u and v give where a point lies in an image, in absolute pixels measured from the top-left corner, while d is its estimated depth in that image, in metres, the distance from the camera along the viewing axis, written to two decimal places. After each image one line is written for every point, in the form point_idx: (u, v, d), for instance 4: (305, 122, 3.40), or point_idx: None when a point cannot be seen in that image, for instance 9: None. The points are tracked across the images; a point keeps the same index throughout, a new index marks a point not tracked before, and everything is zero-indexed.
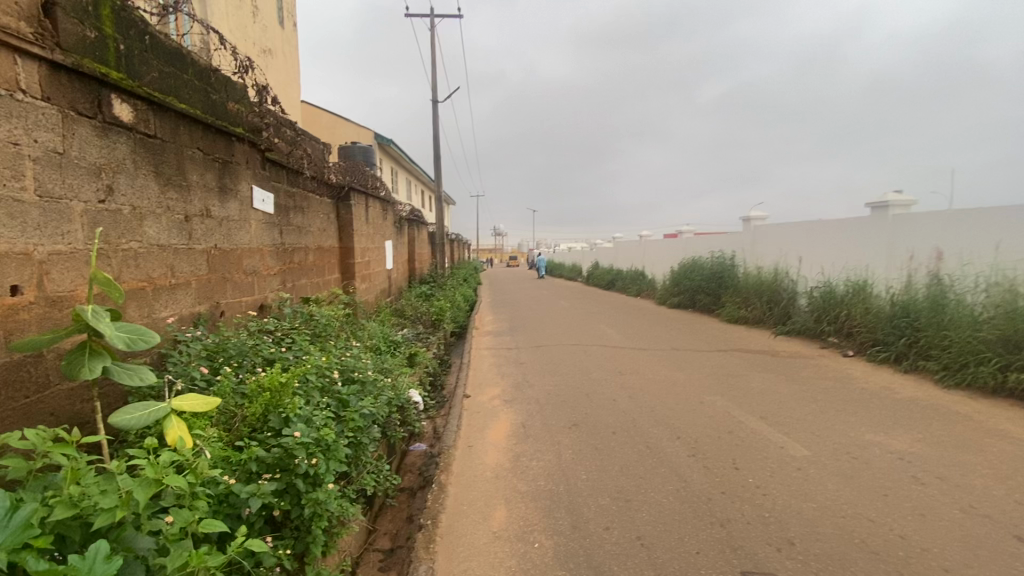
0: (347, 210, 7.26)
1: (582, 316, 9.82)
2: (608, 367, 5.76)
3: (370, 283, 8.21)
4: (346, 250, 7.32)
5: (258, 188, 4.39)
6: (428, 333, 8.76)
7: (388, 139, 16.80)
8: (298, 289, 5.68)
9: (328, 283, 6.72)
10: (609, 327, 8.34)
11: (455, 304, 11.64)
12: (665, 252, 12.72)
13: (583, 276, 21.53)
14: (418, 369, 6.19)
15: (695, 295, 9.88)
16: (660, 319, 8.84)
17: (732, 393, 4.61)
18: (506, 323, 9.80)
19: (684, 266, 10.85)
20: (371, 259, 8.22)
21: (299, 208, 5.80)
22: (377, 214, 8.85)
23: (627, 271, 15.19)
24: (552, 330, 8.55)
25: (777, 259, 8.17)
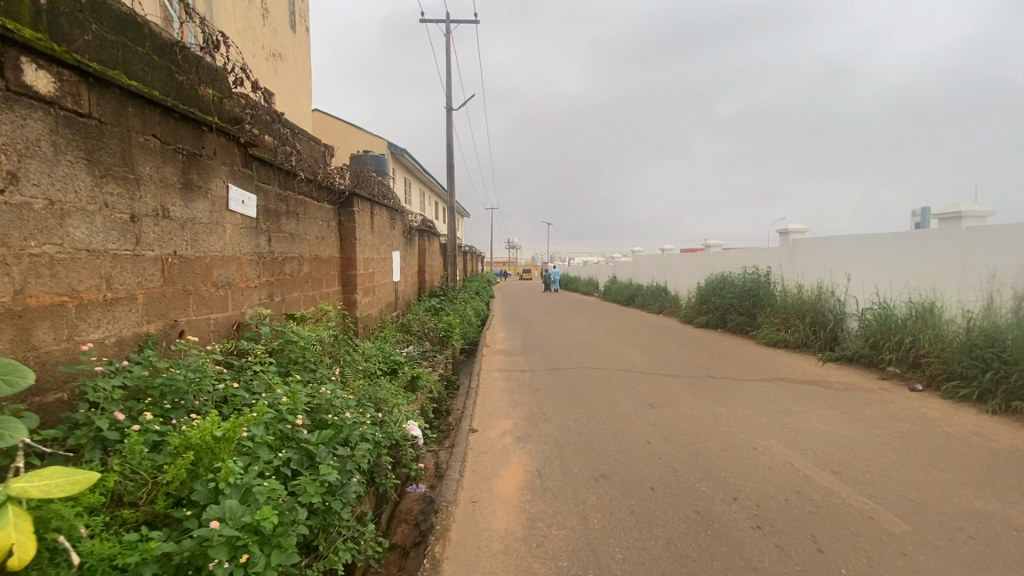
0: (349, 217, 6.68)
1: (603, 335, 9.09)
2: (636, 398, 5.06)
3: (374, 296, 7.60)
4: (348, 261, 6.73)
5: (236, 188, 3.81)
6: (435, 352, 8.13)
7: (401, 148, 16.36)
8: (288, 303, 5.07)
9: (325, 298, 6.12)
10: (633, 349, 7.61)
11: (466, 320, 10.99)
12: (690, 267, 11.97)
13: (600, 291, 20.80)
14: (420, 395, 5.52)
15: (726, 314, 9.11)
16: (689, 341, 8.10)
17: (789, 436, 3.89)
18: (521, 342, 9.13)
19: (712, 283, 10.08)
20: (376, 270, 7.63)
21: (292, 214, 5.22)
22: (385, 223, 8.28)
23: (648, 286, 14.45)
24: (570, 350, 7.86)
25: (821, 276, 7.41)
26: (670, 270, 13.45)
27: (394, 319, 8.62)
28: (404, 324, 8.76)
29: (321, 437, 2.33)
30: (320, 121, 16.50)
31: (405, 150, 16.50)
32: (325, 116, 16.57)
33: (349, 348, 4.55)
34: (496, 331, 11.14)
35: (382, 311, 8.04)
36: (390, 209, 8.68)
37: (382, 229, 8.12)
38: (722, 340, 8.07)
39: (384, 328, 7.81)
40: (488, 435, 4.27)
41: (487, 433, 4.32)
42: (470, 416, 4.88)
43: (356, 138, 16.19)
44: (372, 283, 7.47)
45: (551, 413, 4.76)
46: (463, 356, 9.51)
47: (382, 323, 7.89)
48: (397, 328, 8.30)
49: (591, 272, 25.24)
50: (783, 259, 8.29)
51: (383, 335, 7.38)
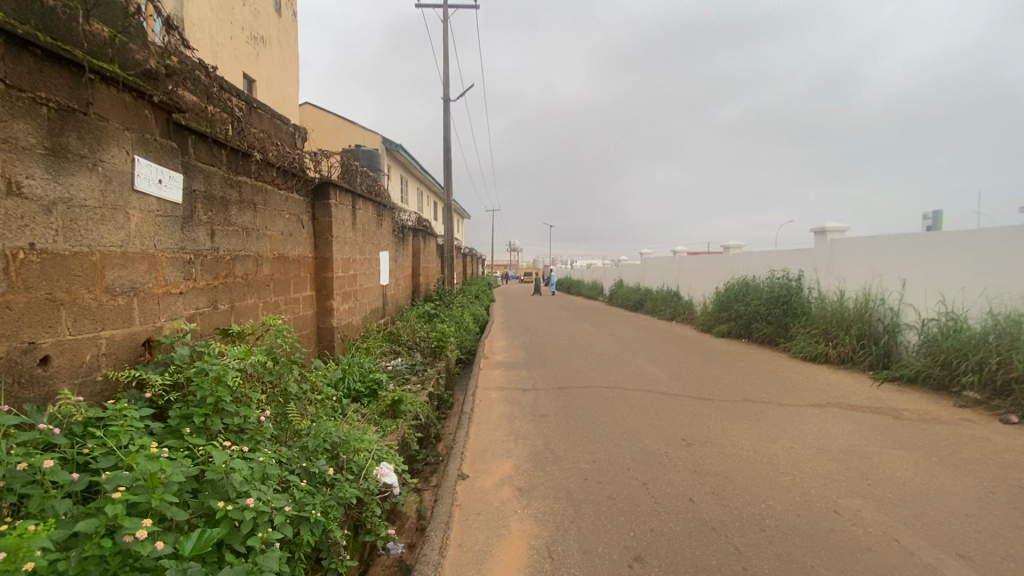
0: (324, 211, 5.77)
1: (614, 347, 8.16)
2: (664, 431, 4.14)
3: (356, 301, 6.68)
4: (323, 262, 5.82)
5: (151, 164, 2.90)
6: (425, 365, 7.20)
7: (396, 143, 15.44)
8: (236, 313, 4.16)
9: (292, 305, 5.21)
10: (651, 365, 6.68)
11: (463, 327, 10.07)
12: (707, 271, 11.04)
13: (605, 295, 19.86)
14: (402, 423, 4.59)
15: (751, 322, 8.18)
16: (713, 354, 7.17)
17: (875, 493, 2.97)
18: (522, 353, 8.21)
19: (734, 289, 9.13)
20: (358, 272, 6.71)
21: (246, 204, 4.32)
22: (371, 219, 7.36)
23: (658, 291, 13.52)
24: (578, 364, 6.93)
25: (865, 281, 6.49)
26: (682, 273, 12.53)
27: (380, 327, 7.69)
28: (392, 333, 7.83)
29: (199, 544, 1.43)
30: (312, 115, 15.63)
31: (400, 145, 15.60)
32: (317, 110, 15.68)
33: (307, 371, 3.63)
34: (496, 339, 10.22)
35: (365, 319, 7.11)
36: (378, 204, 7.76)
37: (368, 226, 7.22)
38: (751, 354, 7.13)
39: (367, 338, 6.88)
40: (481, 484, 3.34)
41: (481, 480, 3.41)
42: (461, 450, 3.96)
43: (349, 132, 15.31)
44: (353, 288, 6.56)
45: (562, 450, 3.84)
46: (458, 368, 8.59)
47: (364, 334, 6.96)
48: (383, 338, 7.39)
49: (595, 276, 24.27)
50: (818, 260, 7.34)
51: (365, 348, 6.46)
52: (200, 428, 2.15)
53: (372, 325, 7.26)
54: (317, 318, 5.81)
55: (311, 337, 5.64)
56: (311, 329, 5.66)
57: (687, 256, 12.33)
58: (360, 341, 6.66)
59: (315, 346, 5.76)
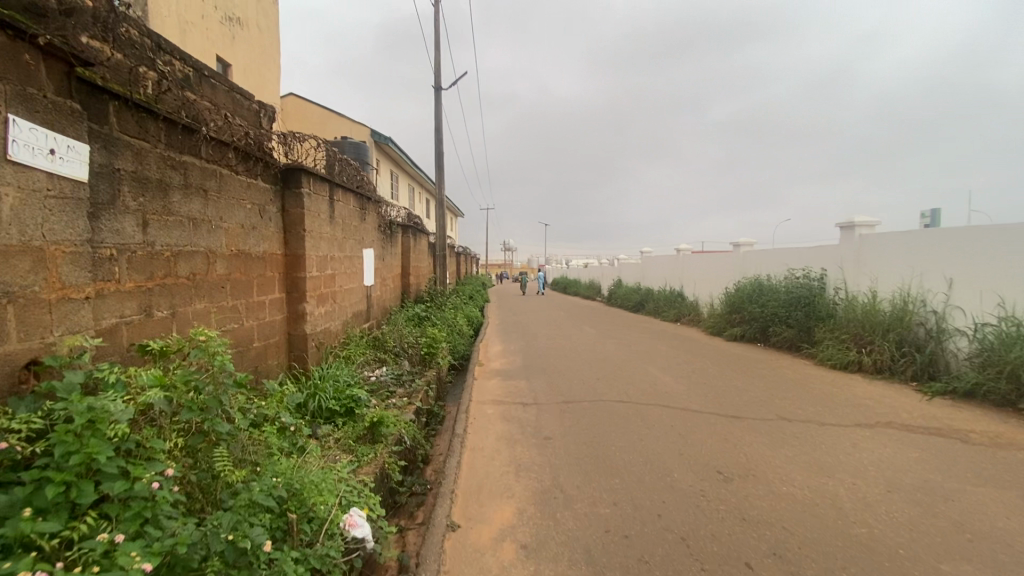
0: (295, 202, 5.06)
1: (619, 353, 7.50)
2: (694, 461, 3.47)
3: (335, 304, 5.96)
4: (295, 260, 5.10)
5: (38, 128, 2.20)
6: (414, 374, 6.51)
7: (385, 137, 14.69)
8: (179, 320, 3.45)
9: (254, 310, 4.49)
10: (664, 375, 6.03)
11: (455, 330, 9.38)
12: (714, 270, 10.41)
13: (602, 296, 19.21)
14: (382, 450, 3.90)
15: (769, 326, 7.54)
16: (730, 362, 6.52)
17: (982, 553, 2.33)
18: (521, 359, 7.53)
19: (747, 289, 8.50)
20: (337, 272, 6.01)
21: (194, 190, 3.62)
22: (353, 213, 6.65)
23: (661, 290, 12.89)
24: (582, 374, 6.27)
25: (900, 280, 5.88)
26: (687, 272, 11.91)
27: (363, 333, 6.96)
28: (376, 339, 7.10)
29: None
30: (297, 105, 14.86)
31: (389, 138, 14.88)
32: (302, 101, 14.92)
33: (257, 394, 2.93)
34: (491, 344, 9.54)
35: (345, 324, 6.38)
36: (361, 196, 7.05)
37: (350, 220, 6.50)
38: (771, 362, 6.49)
39: (347, 346, 6.17)
40: (476, 539, 2.65)
41: (478, 532, 2.73)
42: (451, 487, 3.26)
43: (335, 125, 14.57)
44: (331, 290, 5.84)
45: (575, 488, 3.16)
46: (450, 376, 7.89)
47: (343, 342, 6.22)
48: (366, 346, 6.66)
49: (592, 275, 23.63)
50: (845, 257, 6.70)
51: (344, 359, 5.73)
52: (60, 503, 1.47)
53: (353, 330, 6.53)
54: (286, 324, 5.10)
55: (279, 346, 4.92)
56: (279, 337, 4.95)
57: (692, 254, 11.71)
58: (338, 350, 5.93)
59: (284, 356, 5.04)
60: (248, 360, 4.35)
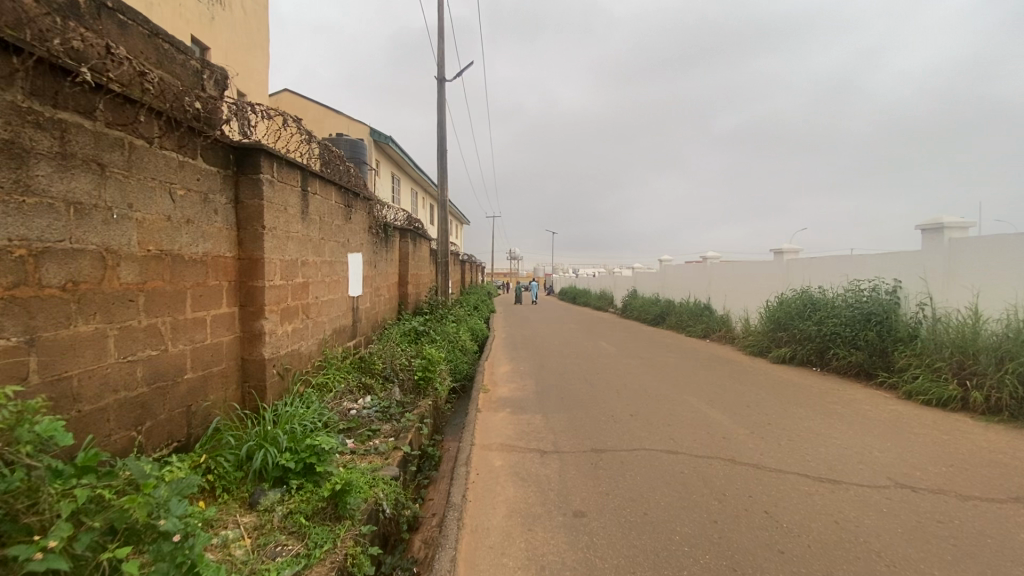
0: (252, 191, 3.97)
1: (650, 379, 6.35)
2: (806, 568, 2.33)
3: (307, 320, 4.84)
4: (251, 265, 4.00)
5: None
6: (405, 405, 5.38)
7: (386, 135, 13.67)
8: (43, 352, 2.35)
9: (187, 330, 3.39)
10: (713, 412, 4.86)
11: (457, 348, 8.23)
12: (750, 281, 9.25)
13: (615, 309, 18.03)
14: (346, 535, 2.75)
15: (828, 347, 6.37)
16: (791, 395, 5.36)
17: None
18: (534, 385, 6.40)
19: (796, 304, 7.33)
20: (312, 281, 4.91)
21: (78, 163, 2.53)
22: (336, 210, 5.57)
23: (684, 303, 11.74)
24: (610, 407, 5.12)
25: (1011, 296, 4.72)
26: (714, 284, 10.76)
27: (344, 355, 5.80)
28: (360, 361, 5.95)
29: None
30: (291, 102, 13.88)
31: (390, 137, 13.87)
32: (297, 96, 13.94)
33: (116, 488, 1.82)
34: (498, 363, 8.41)
35: (321, 344, 5.23)
36: (349, 191, 5.97)
37: (331, 218, 5.41)
38: (841, 395, 5.30)
39: (322, 372, 5.06)
40: None
41: None
42: None
43: (332, 122, 13.57)
44: (302, 303, 4.72)
45: None
46: (449, 403, 6.72)
47: (315, 369, 5.07)
48: (346, 372, 5.48)
49: (603, 285, 22.49)
50: (929, 267, 5.54)
51: (313, 393, 4.57)
52: None
53: (329, 353, 5.38)
54: (237, 346, 3.98)
55: (224, 375, 3.80)
56: (225, 364, 3.83)
57: (721, 263, 10.57)
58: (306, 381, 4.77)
59: (232, 387, 3.91)
60: (173, 399, 3.23)
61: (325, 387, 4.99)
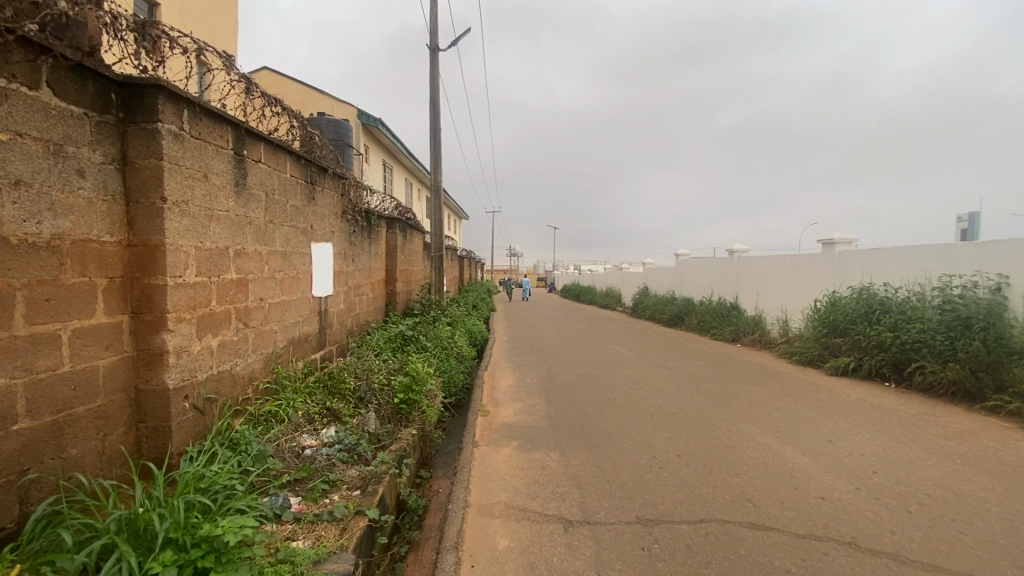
0: (146, 146, 2.75)
1: (687, 398, 5.14)
2: None
3: (245, 330, 3.61)
4: (147, 255, 2.78)
5: None
6: (381, 438, 4.15)
7: (375, 117, 12.41)
8: None
9: (19, 354, 2.18)
10: (788, 451, 3.65)
11: (451, 356, 7.01)
12: (789, 278, 8.01)
13: (626, 308, 16.80)
14: None
15: (908, 358, 5.15)
16: (879, 426, 4.14)
17: None
18: (545, 405, 5.17)
19: (857, 304, 6.09)
20: (253, 278, 3.67)
21: None
22: (293, 186, 4.33)
23: (707, 301, 10.51)
24: (647, 442, 3.91)
25: None
26: (743, 281, 9.52)
27: (304, 374, 4.57)
28: (327, 380, 4.73)
29: None
30: (271, 80, 12.61)
31: (380, 119, 12.60)
32: (278, 75, 12.70)
33: None
34: (500, 373, 7.18)
35: (270, 360, 3.99)
36: (313, 166, 4.73)
37: (285, 196, 4.18)
38: (946, 425, 4.08)
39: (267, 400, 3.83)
40: None
41: None
42: None
43: (315, 102, 12.29)
44: (237, 307, 3.48)
45: None
46: (441, 428, 5.49)
47: (259, 395, 3.84)
48: (304, 397, 4.26)
49: (610, 282, 21.24)
50: None
51: (250, 432, 3.34)
52: None
53: (281, 373, 4.15)
54: (126, 372, 2.75)
55: (100, 417, 2.58)
56: (103, 399, 2.61)
57: (751, 257, 9.33)
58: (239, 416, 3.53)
59: (117, 432, 2.68)
60: None
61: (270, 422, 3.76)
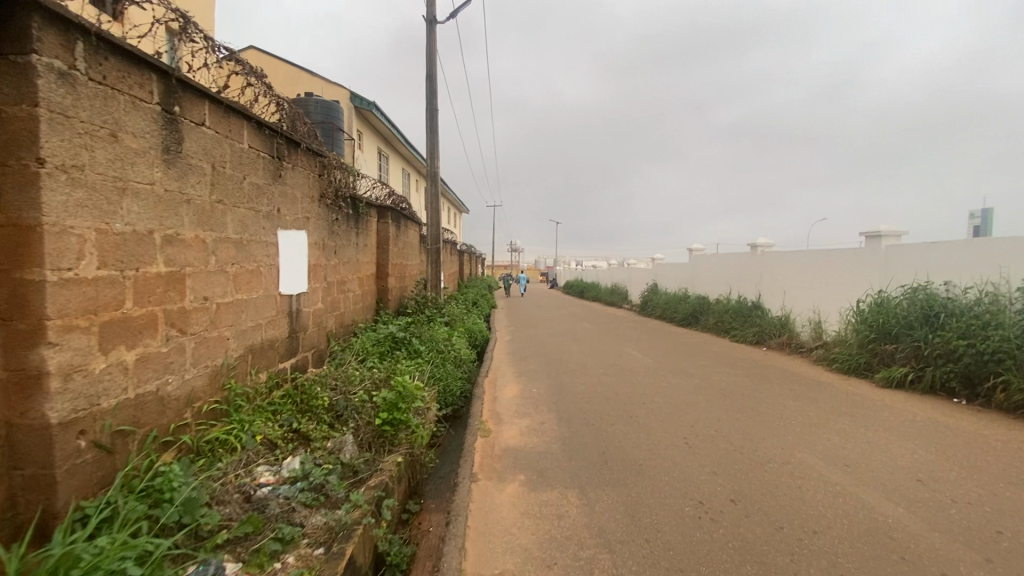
0: (18, 87, 1.96)
1: (723, 417, 4.36)
2: None
3: (182, 338, 2.82)
4: (19, 240, 2.00)
5: None
6: (357, 470, 3.36)
7: (368, 101, 11.58)
8: None
9: None
10: (872, 499, 2.86)
11: (448, 361, 6.23)
12: (824, 275, 7.21)
13: (632, 306, 16.03)
14: None
15: (983, 372, 4.40)
16: (971, 458, 3.37)
17: None
18: (556, 422, 4.40)
19: (914, 307, 5.31)
20: (192, 273, 2.89)
21: None
22: (252, 160, 3.54)
23: (725, 300, 9.72)
24: (689, 481, 3.12)
25: None
26: (768, 278, 8.72)
27: (267, 390, 3.78)
28: (296, 396, 3.95)
29: None
30: (259, 61, 11.78)
31: (374, 103, 11.75)
32: (265, 55, 11.86)
33: None
34: (502, 379, 6.41)
35: (219, 373, 3.21)
36: (281, 138, 3.94)
37: (240, 170, 3.38)
38: None
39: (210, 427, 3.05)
40: None
41: None
42: None
43: (305, 84, 11.45)
44: (167, 309, 2.69)
45: None
46: (434, 449, 4.71)
47: (202, 422, 3.05)
48: (264, 420, 3.47)
49: (615, 278, 20.44)
50: None
51: (179, 474, 2.56)
52: None
53: (234, 393, 3.35)
54: None
55: None
56: None
57: (776, 253, 8.54)
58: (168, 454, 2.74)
59: None
60: None
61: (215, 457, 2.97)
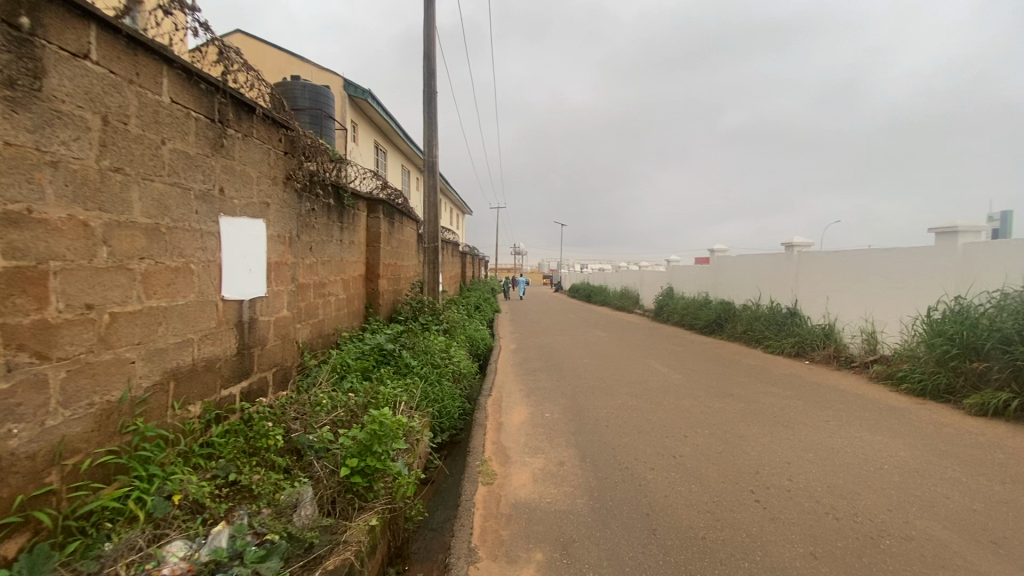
0: None
1: (792, 457, 3.42)
2: None
3: (40, 365, 1.92)
4: None
5: None
6: (311, 544, 2.40)
7: (364, 88, 10.70)
8: None
9: None
10: None
11: (445, 377, 5.31)
12: (879, 279, 6.27)
13: (645, 311, 15.08)
14: None
15: None
16: None
17: None
18: (579, 464, 3.46)
19: (1011, 318, 4.38)
20: (63, 269, 2.00)
21: None
22: (176, 119, 2.63)
23: (754, 307, 8.79)
24: (778, 571, 2.19)
25: None
26: (807, 282, 7.78)
27: (201, 427, 2.85)
28: (242, 432, 3.01)
29: None
30: (246, 46, 10.93)
31: (370, 91, 10.87)
32: (253, 40, 11.01)
33: None
34: (508, 399, 5.49)
35: (116, 413, 2.29)
36: (224, 95, 3.02)
37: (155, 131, 2.48)
38: None
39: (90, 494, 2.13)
40: None
41: None
42: None
43: (295, 70, 10.58)
44: (6, 324, 1.79)
45: None
46: (427, 491, 3.75)
47: (79, 487, 2.12)
48: (189, 471, 2.53)
49: (626, 282, 19.48)
50: None
51: None
52: None
53: (142, 438, 2.42)
54: None
55: None
56: None
57: (816, 254, 7.61)
58: (6, 548, 1.80)
59: None
60: None
61: (95, 540, 2.03)
